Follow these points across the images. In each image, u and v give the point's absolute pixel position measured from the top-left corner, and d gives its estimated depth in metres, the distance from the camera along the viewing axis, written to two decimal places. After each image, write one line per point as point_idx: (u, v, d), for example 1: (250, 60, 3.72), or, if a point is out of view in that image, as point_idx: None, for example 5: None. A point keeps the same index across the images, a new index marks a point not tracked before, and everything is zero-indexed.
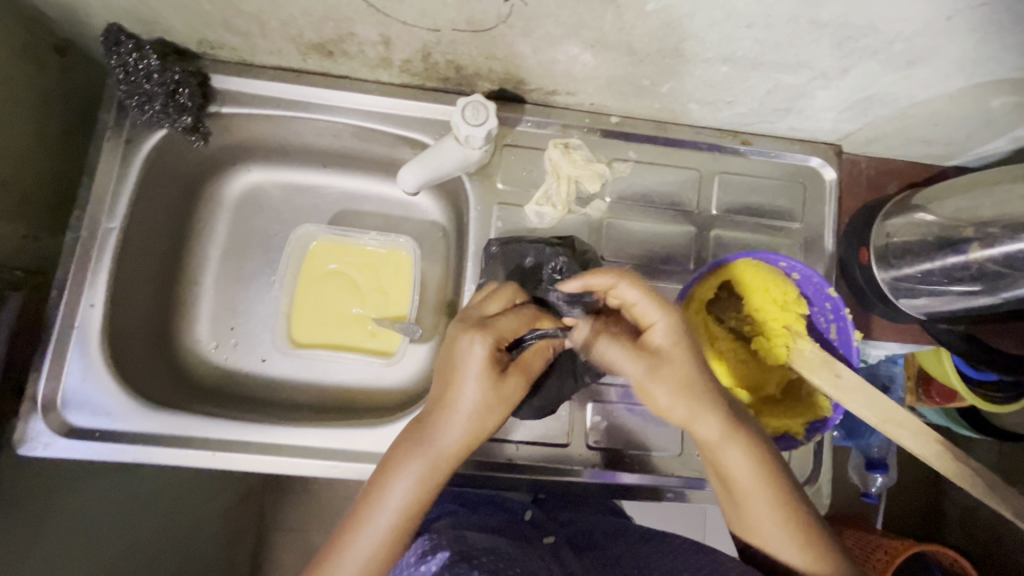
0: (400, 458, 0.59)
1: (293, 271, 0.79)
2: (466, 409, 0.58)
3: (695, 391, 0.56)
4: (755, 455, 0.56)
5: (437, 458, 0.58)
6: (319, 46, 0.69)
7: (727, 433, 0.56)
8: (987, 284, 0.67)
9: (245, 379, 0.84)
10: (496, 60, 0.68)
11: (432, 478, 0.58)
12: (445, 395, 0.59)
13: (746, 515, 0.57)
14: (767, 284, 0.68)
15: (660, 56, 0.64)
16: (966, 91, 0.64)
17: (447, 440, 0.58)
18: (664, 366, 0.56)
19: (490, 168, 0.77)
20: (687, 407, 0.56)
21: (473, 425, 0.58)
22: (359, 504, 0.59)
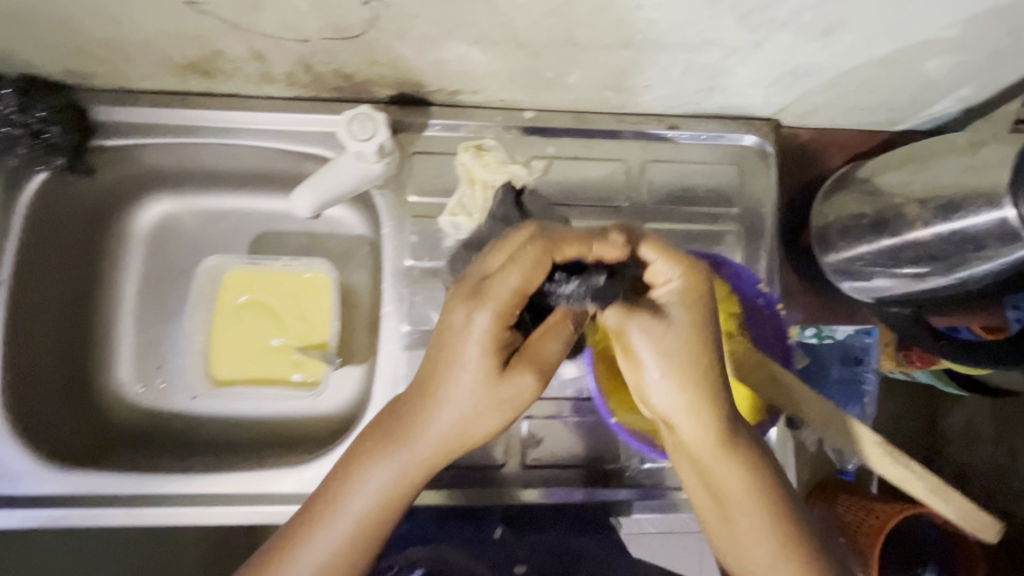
0: (368, 461, 0.54)
1: (205, 304, 0.75)
2: (452, 411, 0.52)
3: (704, 396, 0.51)
4: (749, 467, 0.52)
5: (407, 466, 0.53)
6: (192, 66, 0.63)
7: (727, 445, 0.52)
8: (940, 267, 0.58)
9: (175, 420, 0.80)
10: (382, 65, 0.62)
11: (404, 486, 0.54)
12: (431, 390, 0.52)
13: (728, 524, 0.54)
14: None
15: (554, 47, 0.58)
16: (895, 55, 0.58)
17: (422, 445, 0.53)
18: (680, 349, 0.50)
19: (400, 180, 0.72)
20: (689, 408, 0.51)
21: (458, 422, 0.52)
22: (327, 494, 0.55)
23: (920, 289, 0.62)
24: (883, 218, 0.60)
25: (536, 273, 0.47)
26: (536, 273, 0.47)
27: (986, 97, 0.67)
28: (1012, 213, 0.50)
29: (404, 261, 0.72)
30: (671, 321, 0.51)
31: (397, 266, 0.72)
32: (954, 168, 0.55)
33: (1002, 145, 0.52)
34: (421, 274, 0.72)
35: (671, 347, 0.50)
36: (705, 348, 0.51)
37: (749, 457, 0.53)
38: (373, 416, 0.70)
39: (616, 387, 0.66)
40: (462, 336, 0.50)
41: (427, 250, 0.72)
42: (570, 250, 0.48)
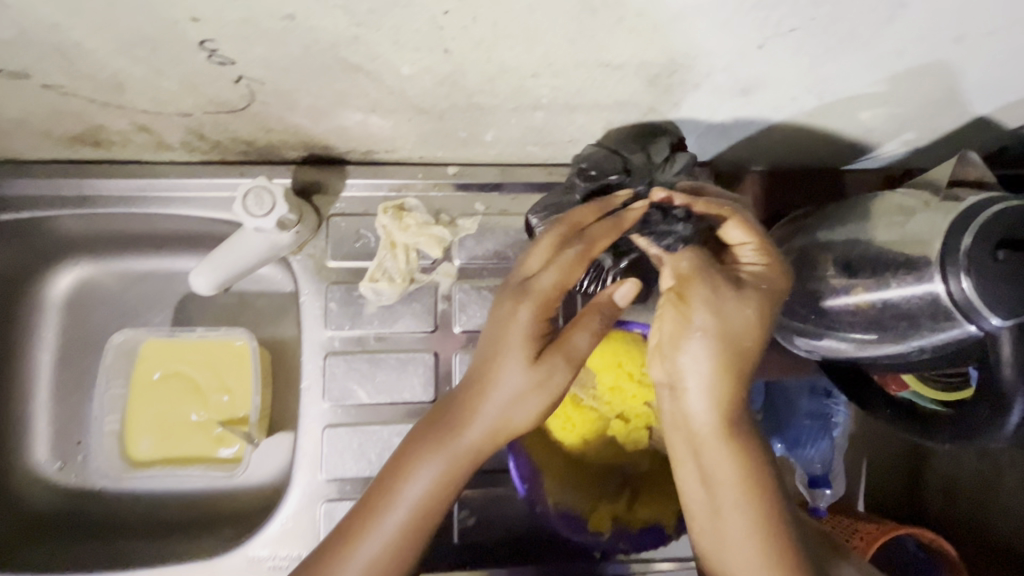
0: (417, 450, 0.49)
1: (117, 381, 0.71)
2: (506, 394, 0.48)
3: (732, 360, 0.46)
4: (745, 457, 0.46)
5: (459, 453, 0.49)
6: (79, 138, 0.59)
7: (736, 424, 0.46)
8: (880, 336, 0.52)
9: (96, 499, 0.76)
10: (280, 132, 0.58)
11: (453, 478, 0.49)
12: (480, 375, 0.49)
13: (716, 521, 0.47)
14: (620, 356, 0.61)
15: (459, 111, 0.54)
16: (826, 109, 0.54)
17: (474, 431, 0.49)
18: (725, 314, 0.46)
19: (316, 245, 0.68)
20: (707, 376, 0.46)
21: (512, 410, 0.49)
22: (373, 490, 0.49)
23: (865, 357, 0.56)
24: (825, 273, 0.55)
25: (577, 267, 0.48)
26: (573, 271, 0.49)
27: (930, 141, 0.63)
28: (941, 289, 0.45)
29: (325, 331, 0.68)
30: (739, 290, 0.47)
31: (317, 337, 0.68)
32: (887, 234, 0.51)
33: (934, 213, 0.48)
34: (342, 345, 0.68)
35: (718, 309, 0.46)
36: (752, 314, 0.47)
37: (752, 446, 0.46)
38: (294, 499, 0.65)
39: (549, 463, 0.62)
40: (510, 321, 0.48)
41: (347, 318, 0.68)
42: (604, 242, 0.50)
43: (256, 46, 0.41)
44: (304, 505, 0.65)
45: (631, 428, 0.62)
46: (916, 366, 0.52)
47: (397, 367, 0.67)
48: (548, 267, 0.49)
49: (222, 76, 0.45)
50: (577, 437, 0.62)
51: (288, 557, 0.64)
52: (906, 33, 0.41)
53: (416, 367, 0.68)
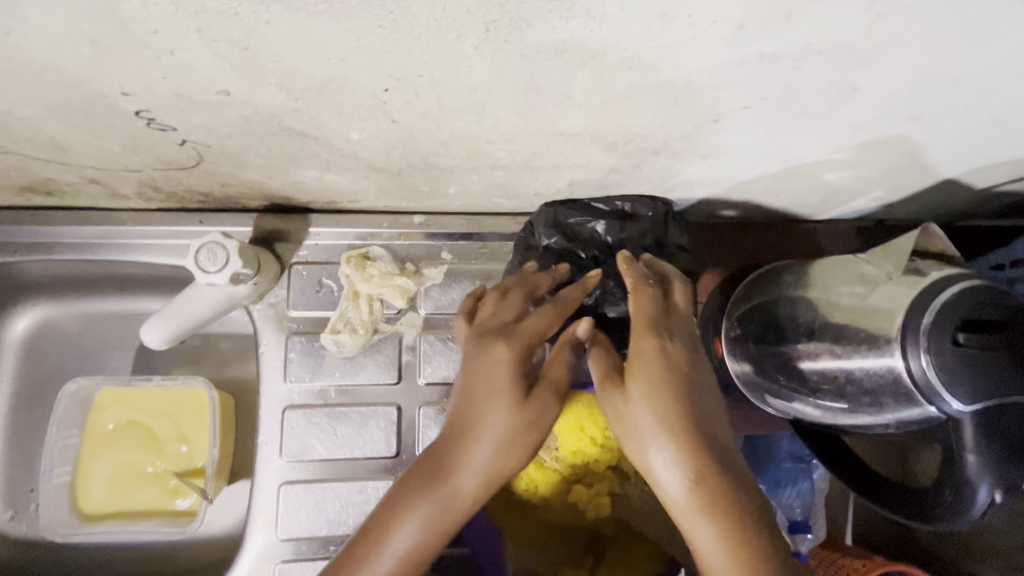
0: (401, 498, 0.41)
1: (68, 431, 0.69)
2: (495, 438, 0.43)
3: (682, 440, 0.40)
4: (738, 535, 0.37)
5: (452, 502, 0.42)
6: (29, 188, 0.58)
7: (711, 513, 0.38)
8: (849, 406, 0.50)
9: (48, 551, 0.74)
10: (236, 186, 0.56)
11: (443, 532, 0.41)
12: (470, 417, 0.44)
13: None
14: (582, 419, 0.59)
15: (416, 169, 0.53)
16: (790, 172, 0.53)
17: (467, 477, 0.43)
18: (639, 403, 0.42)
19: (279, 294, 0.67)
20: (670, 443, 0.40)
21: (502, 457, 0.43)
22: (345, 551, 0.40)
23: (835, 424, 0.54)
24: (794, 334, 0.54)
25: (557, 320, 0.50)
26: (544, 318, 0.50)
27: (901, 197, 0.62)
28: (900, 365, 0.44)
29: (285, 383, 0.66)
30: (630, 378, 0.43)
31: (276, 389, 0.66)
32: (851, 300, 0.50)
33: (896, 284, 0.47)
34: (302, 398, 0.66)
35: (631, 400, 0.42)
36: (673, 397, 0.41)
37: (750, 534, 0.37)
38: (248, 560, 0.63)
39: (512, 525, 0.61)
40: (489, 358, 0.46)
41: (308, 370, 0.66)
42: (576, 296, 0.53)
43: (194, 116, 0.40)
44: (259, 566, 0.63)
45: (593, 492, 0.60)
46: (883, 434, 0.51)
47: (358, 421, 0.66)
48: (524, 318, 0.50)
49: (164, 140, 0.44)
50: (541, 499, 0.60)
51: None
52: (862, 110, 0.40)
53: (378, 421, 0.66)
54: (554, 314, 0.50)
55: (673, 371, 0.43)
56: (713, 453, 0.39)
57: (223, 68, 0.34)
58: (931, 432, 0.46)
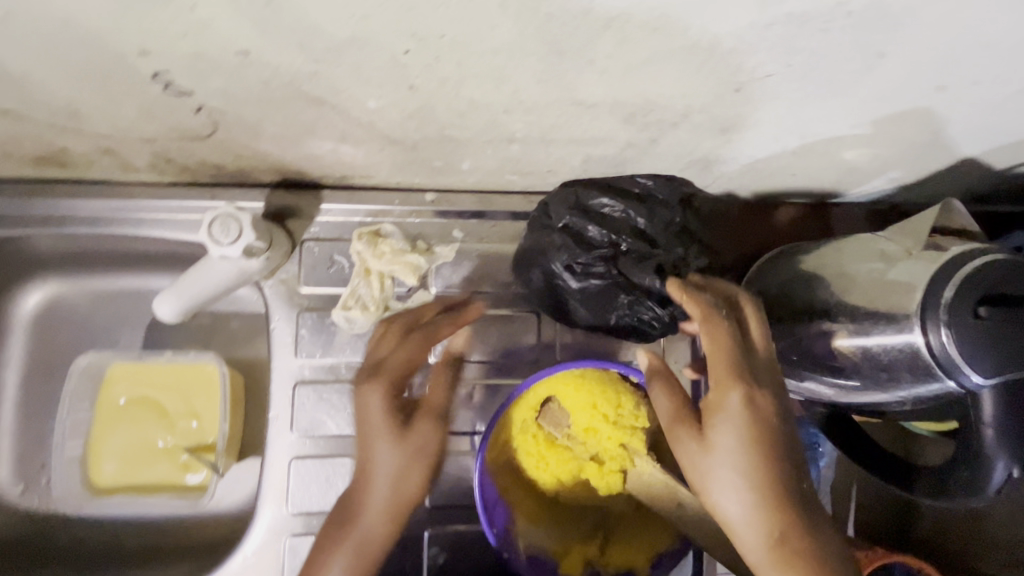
0: (320, 548, 0.51)
1: (79, 406, 0.69)
2: (388, 476, 0.52)
3: (765, 494, 0.47)
4: None
5: (363, 539, 0.51)
6: (42, 159, 0.57)
7: (792, 558, 0.46)
8: (863, 383, 0.50)
9: (59, 525, 0.74)
10: (249, 158, 0.56)
11: (368, 561, 0.51)
12: (364, 461, 0.52)
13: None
14: (594, 396, 0.59)
15: (432, 142, 0.52)
16: (809, 149, 0.53)
17: (372, 514, 0.52)
18: (727, 461, 0.47)
19: (290, 270, 0.66)
20: (749, 504, 0.47)
21: (398, 489, 0.52)
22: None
23: (847, 402, 0.55)
24: (807, 313, 0.54)
25: (422, 346, 0.57)
26: (419, 351, 0.56)
27: (918, 178, 0.62)
28: (920, 341, 0.44)
29: (295, 359, 0.66)
30: (715, 435, 0.48)
31: (287, 364, 0.66)
32: (868, 276, 0.50)
33: (916, 261, 0.47)
34: (312, 374, 0.66)
35: (716, 456, 0.48)
36: (758, 451, 0.47)
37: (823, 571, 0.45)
38: (259, 534, 0.63)
39: (523, 504, 0.61)
40: (367, 404, 0.53)
41: (319, 346, 0.66)
42: (445, 331, 0.59)
43: (213, 79, 0.40)
44: (270, 540, 0.63)
45: (605, 471, 0.60)
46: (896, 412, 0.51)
47: None
48: (396, 351, 0.56)
49: (181, 106, 0.44)
50: (550, 478, 0.60)
51: None
52: (886, 79, 0.40)
53: None
54: (424, 343, 0.57)
55: (757, 425, 0.47)
56: (791, 498, 0.47)
57: (244, 25, 0.34)
58: (938, 408, 0.48)
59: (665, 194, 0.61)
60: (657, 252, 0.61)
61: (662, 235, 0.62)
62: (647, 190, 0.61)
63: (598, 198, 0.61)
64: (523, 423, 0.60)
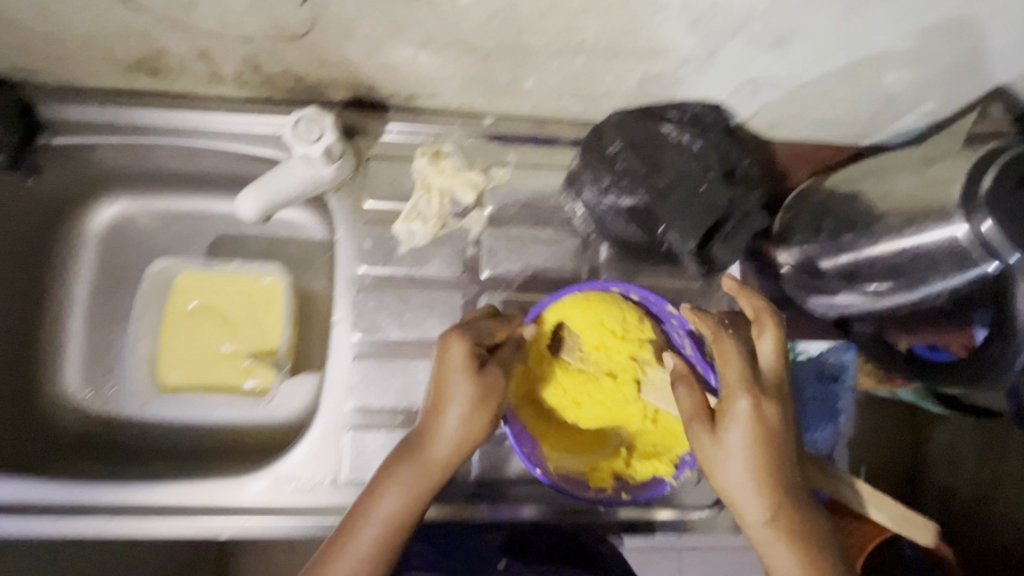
0: (386, 474, 0.56)
1: (152, 310, 0.73)
2: (460, 410, 0.56)
3: (766, 484, 0.50)
4: (806, 555, 0.50)
5: (427, 466, 0.56)
6: (138, 64, 0.62)
7: (784, 537, 0.50)
8: (899, 285, 0.55)
9: (124, 427, 0.78)
10: (332, 67, 0.61)
11: (425, 491, 0.56)
12: (440, 397, 0.57)
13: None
14: (600, 314, 0.64)
15: (505, 51, 0.57)
16: (853, 69, 0.57)
17: (442, 445, 0.57)
18: (737, 454, 0.51)
19: (356, 184, 0.71)
20: (753, 487, 0.51)
21: (463, 428, 0.56)
22: (355, 508, 0.56)
23: (882, 308, 0.59)
24: (854, 227, 0.58)
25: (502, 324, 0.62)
26: (500, 325, 0.62)
27: (950, 114, 0.66)
28: (963, 231, 0.48)
29: (358, 267, 0.70)
30: (726, 432, 0.52)
31: (349, 272, 0.70)
32: (913, 181, 0.54)
33: (958, 161, 0.51)
34: (374, 283, 0.70)
35: (727, 450, 0.52)
36: (766, 444, 0.51)
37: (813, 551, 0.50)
38: (321, 426, 0.67)
39: (548, 436, 0.65)
40: (450, 354, 0.57)
41: (380, 256, 0.70)
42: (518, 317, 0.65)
43: None
44: (331, 432, 0.66)
45: (621, 383, 0.65)
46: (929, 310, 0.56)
47: (426, 307, 0.70)
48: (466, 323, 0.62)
49: None
50: (571, 401, 0.65)
51: (312, 479, 0.65)
52: None
53: (444, 307, 0.70)
54: (505, 323, 0.63)
55: (767, 425, 0.51)
56: (790, 485, 0.51)
57: None
58: (957, 304, 0.54)
59: (713, 121, 0.65)
60: (704, 186, 0.63)
61: (710, 170, 0.64)
62: (696, 115, 0.65)
63: (652, 122, 0.64)
64: (538, 353, 0.65)
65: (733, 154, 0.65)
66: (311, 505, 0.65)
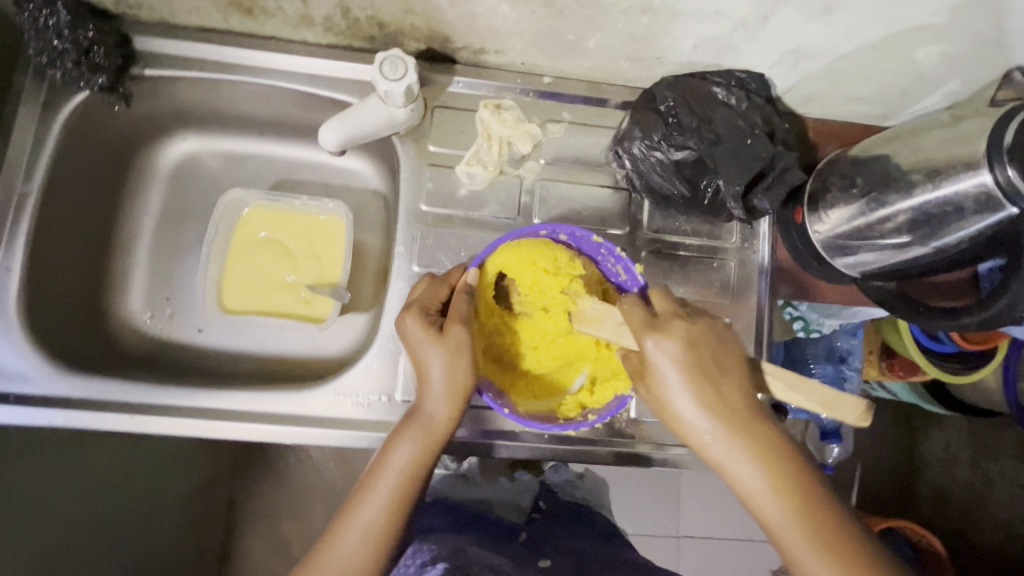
0: (395, 433, 0.60)
1: (224, 237, 0.78)
2: (441, 372, 0.59)
3: (699, 404, 0.53)
4: (762, 458, 0.51)
5: (428, 421, 0.60)
6: (237, 2, 0.68)
7: (736, 449, 0.52)
8: (930, 233, 0.61)
9: (181, 350, 0.81)
10: (416, 15, 0.67)
11: (430, 449, 0.59)
12: (421, 363, 0.60)
13: (785, 544, 0.50)
14: (533, 254, 0.63)
15: (578, 7, 0.63)
16: (889, 42, 0.64)
17: (437, 404, 0.60)
18: (672, 389, 0.53)
19: (421, 130, 0.76)
20: (695, 414, 0.53)
21: (451, 383, 0.59)
22: (367, 474, 0.60)
23: (908, 261, 0.65)
24: (887, 182, 0.63)
25: (435, 285, 0.65)
26: (437, 286, 0.64)
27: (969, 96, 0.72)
28: (990, 178, 0.54)
29: (420, 206, 0.75)
30: (653, 376, 0.54)
31: (411, 211, 0.75)
32: (940, 136, 0.60)
33: (982, 121, 0.58)
34: (434, 222, 0.75)
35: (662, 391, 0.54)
36: (693, 372, 0.53)
37: (769, 455, 0.52)
38: (378, 348, 0.71)
39: (513, 382, 0.67)
40: (408, 325, 0.61)
41: (441, 198, 0.75)
42: (457, 273, 0.66)
43: None
44: (389, 355, 0.71)
45: (559, 319, 0.63)
46: (953, 257, 0.63)
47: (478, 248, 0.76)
48: (417, 292, 0.65)
49: None
50: (528, 347, 0.65)
51: (370, 396, 0.70)
52: None
53: None
54: (444, 284, 0.65)
55: (681, 354, 0.53)
56: (729, 405, 0.53)
57: None
58: (976, 249, 0.61)
59: (756, 86, 0.71)
60: (750, 139, 0.69)
61: (755, 128, 0.69)
62: (744, 79, 0.71)
63: (705, 84, 0.70)
64: (488, 303, 0.65)
65: (774, 117, 0.71)
66: (370, 420, 0.69)
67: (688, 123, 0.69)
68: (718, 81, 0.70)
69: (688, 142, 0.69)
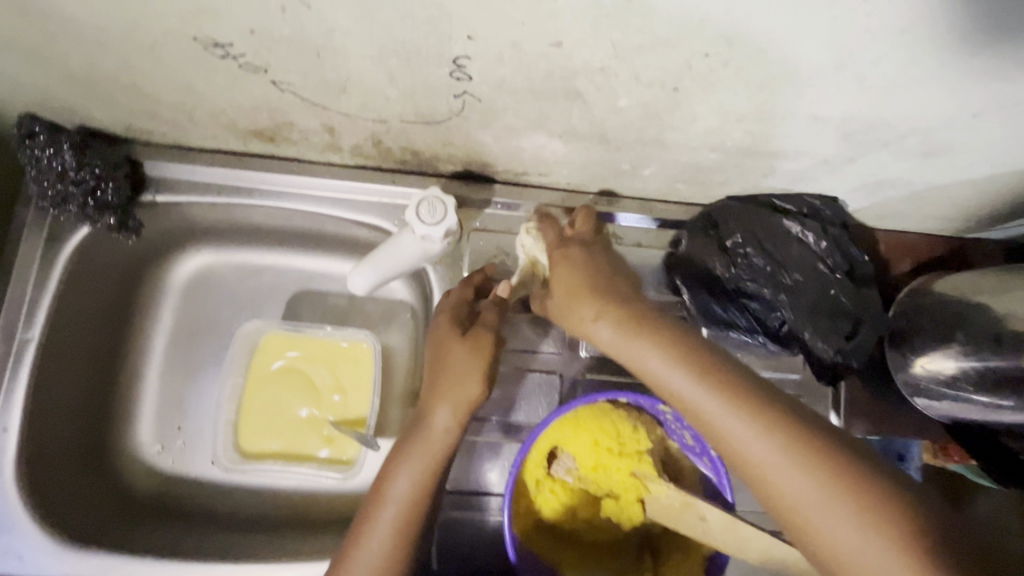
0: (394, 459, 0.54)
1: (239, 372, 0.71)
2: (454, 375, 0.54)
3: (626, 333, 0.46)
4: (715, 384, 0.43)
5: (430, 439, 0.54)
6: (257, 132, 0.62)
7: (692, 369, 0.43)
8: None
9: (193, 488, 0.73)
10: (455, 147, 0.60)
11: (433, 468, 0.53)
12: (434, 370, 0.56)
13: (760, 474, 0.40)
14: (594, 433, 0.57)
15: (639, 144, 0.56)
16: (990, 178, 0.57)
17: (439, 413, 0.54)
18: (564, 282, 0.50)
19: (457, 256, 0.70)
20: (606, 313, 0.47)
21: (456, 394, 0.54)
22: (366, 506, 0.54)
23: (997, 420, 0.60)
24: (994, 341, 0.56)
25: (466, 287, 0.63)
26: (466, 287, 0.63)
27: None
28: None
29: None
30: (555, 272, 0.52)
31: None
32: None
33: None
34: None
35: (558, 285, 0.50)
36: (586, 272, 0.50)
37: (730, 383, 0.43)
38: None
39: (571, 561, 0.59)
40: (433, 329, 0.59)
41: None
42: (478, 276, 0.65)
43: (505, 66, 0.44)
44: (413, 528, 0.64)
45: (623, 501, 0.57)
46: None
47: (513, 389, 0.69)
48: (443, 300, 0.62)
49: (447, 90, 0.48)
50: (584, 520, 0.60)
51: None
52: None
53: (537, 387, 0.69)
54: (468, 288, 0.63)
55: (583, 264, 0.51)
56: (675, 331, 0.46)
57: (582, 23, 0.38)
58: None
59: (832, 215, 0.64)
60: (833, 288, 0.62)
61: (836, 270, 0.62)
62: (817, 208, 0.63)
63: (774, 219, 0.63)
64: (539, 479, 0.58)
65: (856, 252, 0.64)
66: None
67: (760, 266, 0.62)
68: (789, 214, 0.63)
69: (755, 288, 0.63)
